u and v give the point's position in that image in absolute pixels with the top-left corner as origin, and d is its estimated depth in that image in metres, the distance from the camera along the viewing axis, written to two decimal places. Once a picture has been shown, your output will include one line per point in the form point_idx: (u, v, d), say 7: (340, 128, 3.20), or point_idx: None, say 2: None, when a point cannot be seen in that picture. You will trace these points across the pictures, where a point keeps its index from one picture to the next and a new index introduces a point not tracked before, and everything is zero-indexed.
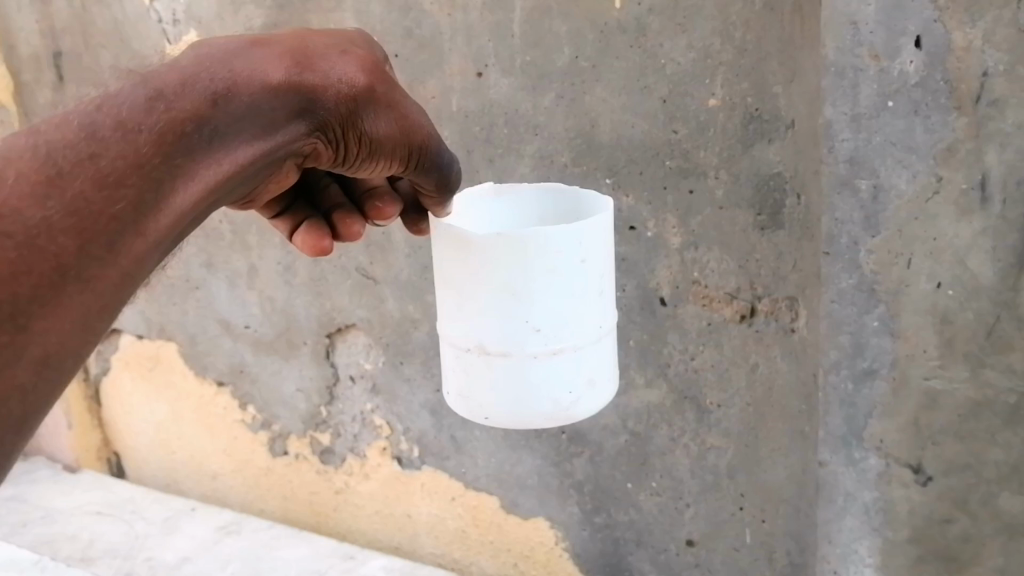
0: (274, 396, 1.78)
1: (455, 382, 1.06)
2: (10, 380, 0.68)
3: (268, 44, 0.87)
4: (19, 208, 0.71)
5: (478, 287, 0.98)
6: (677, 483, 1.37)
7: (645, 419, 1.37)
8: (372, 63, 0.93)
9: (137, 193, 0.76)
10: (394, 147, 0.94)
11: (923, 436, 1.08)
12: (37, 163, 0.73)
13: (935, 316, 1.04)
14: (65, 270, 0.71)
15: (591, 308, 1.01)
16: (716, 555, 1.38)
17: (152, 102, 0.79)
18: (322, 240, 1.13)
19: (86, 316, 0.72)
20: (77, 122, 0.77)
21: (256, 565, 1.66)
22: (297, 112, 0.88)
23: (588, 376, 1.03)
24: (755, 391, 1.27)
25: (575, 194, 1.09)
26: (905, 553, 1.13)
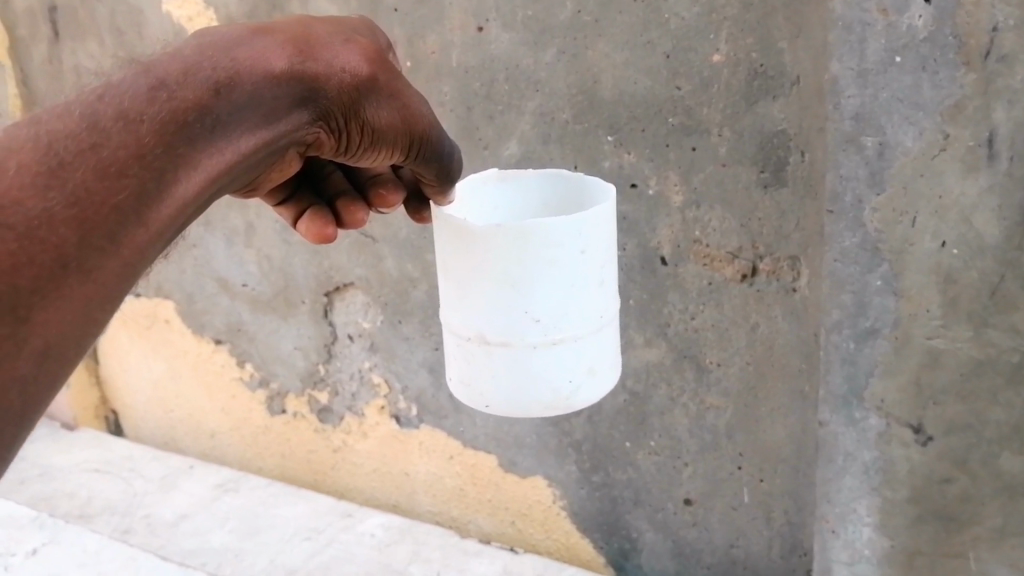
0: (272, 354, 1.77)
1: (455, 370, 1.05)
2: (11, 370, 0.66)
3: (270, 31, 0.84)
4: (20, 199, 0.69)
5: (477, 277, 0.96)
6: (675, 442, 1.37)
7: (645, 379, 1.36)
8: (375, 52, 0.90)
9: (140, 184, 0.73)
10: (396, 136, 0.91)
11: (924, 396, 1.07)
12: (38, 153, 0.71)
13: (939, 275, 1.02)
14: (67, 262, 0.69)
15: (591, 298, 0.99)
16: (713, 514, 1.38)
17: (154, 91, 0.76)
18: (326, 229, 1.10)
19: (88, 308, 0.71)
20: (79, 111, 0.74)
21: (254, 522, 1.67)
22: (299, 100, 0.85)
23: (589, 366, 1.01)
24: (755, 350, 1.26)
25: (581, 179, 1.05)
26: (904, 513, 1.12)
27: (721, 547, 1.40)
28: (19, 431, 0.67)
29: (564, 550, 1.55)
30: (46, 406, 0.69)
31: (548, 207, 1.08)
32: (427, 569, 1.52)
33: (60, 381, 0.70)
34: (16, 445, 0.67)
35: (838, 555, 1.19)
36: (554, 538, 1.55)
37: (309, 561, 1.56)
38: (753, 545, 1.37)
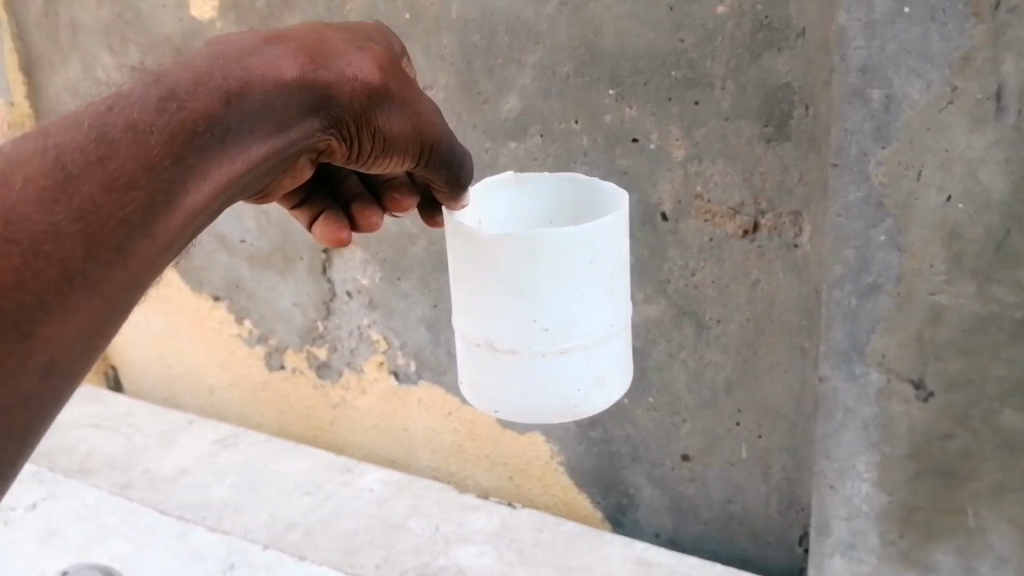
0: (270, 310, 1.76)
1: (466, 374, 1.04)
2: (14, 387, 0.64)
3: (283, 39, 0.82)
4: (25, 215, 0.66)
5: (487, 284, 0.95)
6: (674, 399, 1.37)
7: (644, 336, 1.35)
8: (387, 60, 0.88)
9: (148, 196, 0.71)
10: (407, 143, 0.89)
11: (926, 352, 1.06)
12: (45, 168, 0.68)
13: (944, 230, 1.00)
14: (72, 276, 0.67)
15: (602, 308, 0.97)
16: (710, 469, 1.38)
17: (164, 102, 0.74)
18: (341, 232, 1.10)
19: (94, 322, 0.68)
20: (87, 124, 0.72)
21: (253, 476, 1.67)
22: (311, 108, 0.82)
23: (598, 374, 1.00)
24: (755, 307, 1.24)
25: (595, 180, 1.04)
26: (903, 468, 1.12)
27: (718, 502, 1.40)
28: (24, 443, 0.66)
29: (562, 505, 1.56)
30: (52, 418, 0.67)
31: (563, 209, 1.06)
32: (426, 523, 1.50)
33: (66, 392, 0.68)
34: (20, 459, 0.66)
35: (836, 510, 1.20)
36: (552, 493, 1.56)
37: (309, 514, 1.55)
38: (750, 501, 1.37)
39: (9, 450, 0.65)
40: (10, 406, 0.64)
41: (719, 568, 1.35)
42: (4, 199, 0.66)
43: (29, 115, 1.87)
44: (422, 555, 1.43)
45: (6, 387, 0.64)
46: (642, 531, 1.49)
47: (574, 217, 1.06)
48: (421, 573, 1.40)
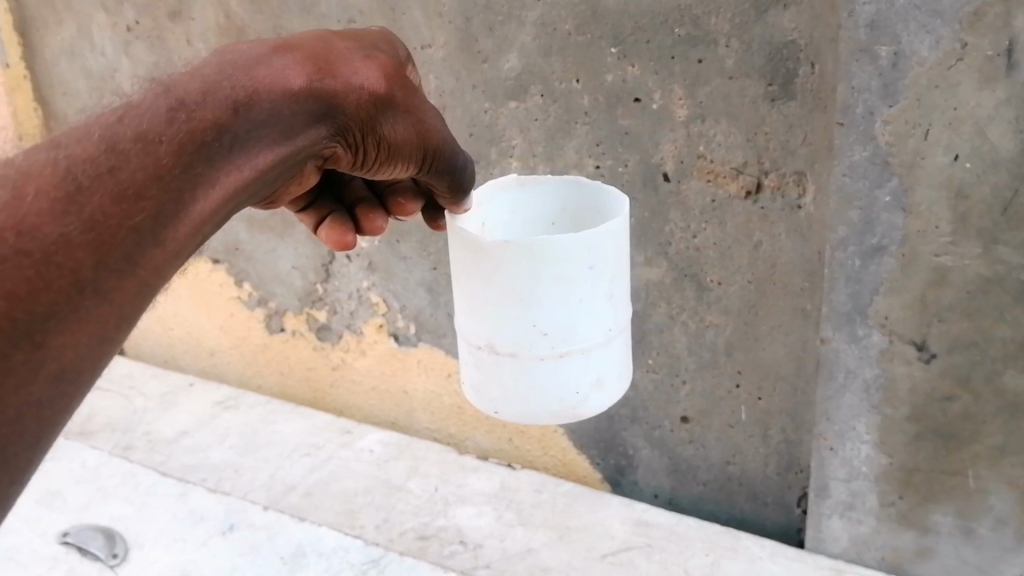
0: (269, 273, 1.75)
1: (466, 374, 1.04)
2: (24, 396, 0.62)
3: (290, 47, 0.81)
4: (37, 226, 0.64)
5: (486, 287, 0.94)
6: (674, 360, 1.36)
7: (644, 298, 1.34)
8: (392, 69, 0.88)
9: (158, 206, 0.69)
10: (411, 151, 0.89)
11: (929, 313, 1.05)
12: (55, 178, 0.66)
13: (950, 190, 0.98)
14: (82, 286, 0.65)
15: (600, 313, 0.96)
16: (709, 431, 1.38)
17: (173, 111, 0.72)
18: (345, 236, 1.09)
19: (103, 331, 0.66)
20: (97, 134, 0.70)
21: (254, 438, 1.67)
22: (318, 116, 0.82)
23: (597, 377, 0.99)
24: (757, 269, 1.23)
25: (599, 184, 1.02)
26: (904, 431, 1.12)
27: (717, 464, 1.40)
28: (33, 452, 0.63)
29: (561, 466, 1.56)
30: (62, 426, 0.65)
31: (567, 212, 1.04)
32: (426, 484, 1.51)
33: (74, 400, 0.66)
34: (27, 471, 0.64)
35: (835, 472, 1.20)
36: (552, 455, 1.56)
37: (309, 476, 1.55)
38: (749, 463, 1.37)
39: (17, 460, 0.62)
40: (19, 415, 0.62)
41: (716, 528, 1.34)
42: (14, 211, 0.64)
43: (25, 76, 1.83)
44: (422, 515, 1.44)
45: (16, 396, 0.62)
46: (640, 492, 1.50)
47: (580, 220, 1.04)
48: (421, 532, 1.40)
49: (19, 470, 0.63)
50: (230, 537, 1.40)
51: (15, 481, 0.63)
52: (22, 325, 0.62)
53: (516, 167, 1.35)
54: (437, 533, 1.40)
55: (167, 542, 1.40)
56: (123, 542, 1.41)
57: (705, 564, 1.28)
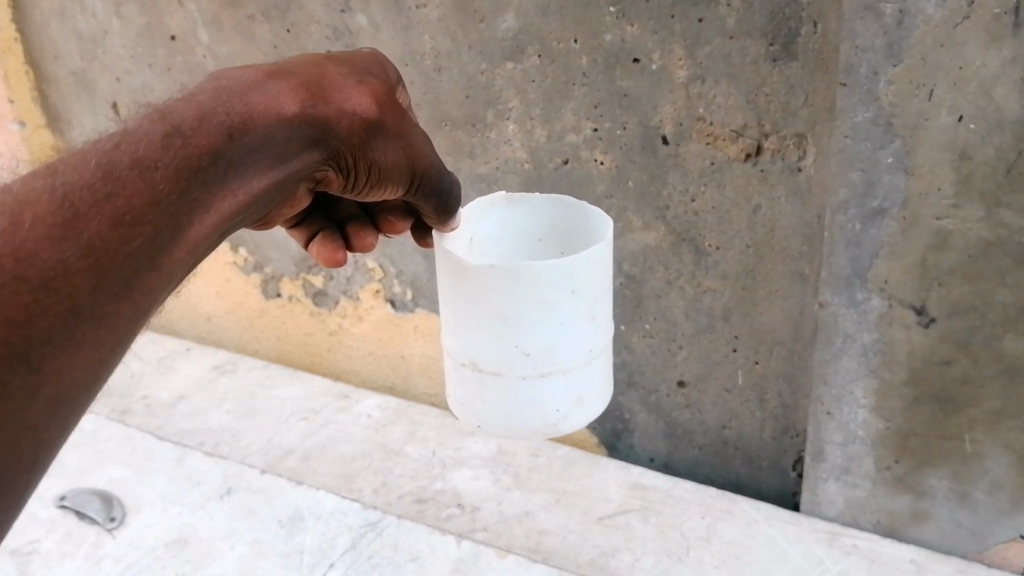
0: (265, 238, 1.73)
1: (451, 389, 1.07)
2: (22, 420, 0.63)
3: (284, 74, 0.85)
4: (36, 251, 0.66)
5: (472, 307, 0.97)
6: (671, 325, 1.35)
7: (642, 262, 1.32)
8: (383, 94, 0.91)
9: (154, 230, 0.72)
10: (402, 174, 0.91)
11: (929, 277, 1.04)
12: (53, 205, 0.69)
13: (953, 151, 0.97)
14: (80, 310, 0.67)
15: (580, 334, 0.99)
16: (706, 396, 1.38)
17: (169, 138, 0.76)
18: (336, 253, 1.09)
19: (99, 353, 0.68)
20: (94, 161, 0.73)
21: (251, 402, 1.67)
22: (310, 141, 0.85)
23: (577, 395, 1.02)
24: (756, 233, 1.22)
25: (586, 205, 1.03)
26: (901, 394, 1.12)
27: (713, 428, 1.40)
28: (31, 473, 0.64)
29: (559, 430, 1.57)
30: (60, 447, 0.66)
31: (555, 230, 1.06)
32: (423, 448, 1.51)
33: (72, 420, 0.66)
34: (24, 493, 0.64)
35: (832, 436, 1.20)
36: None
37: (307, 440, 1.55)
38: (745, 427, 1.37)
39: (15, 483, 0.63)
40: (17, 438, 0.63)
41: (712, 491, 1.35)
42: (14, 237, 0.66)
43: (16, 39, 1.80)
44: (419, 479, 1.44)
45: (15, 419, 0.62)
46: (637, 455, 1.50)
47: (567, 239, 1.06)
48: (419, 496, 1.40)
49: (17, 492, 0.63)
50: (227, 501, 1.40)
51: (15, 502, 0.63)
52: (21, 350, 0.63)
53: (514, 130, 1.33)
54: (434, 496, 1.40)
55: (164, 506, 1.40)
56: (121, 505, 1.41)
57: (701, 527, 1.28)
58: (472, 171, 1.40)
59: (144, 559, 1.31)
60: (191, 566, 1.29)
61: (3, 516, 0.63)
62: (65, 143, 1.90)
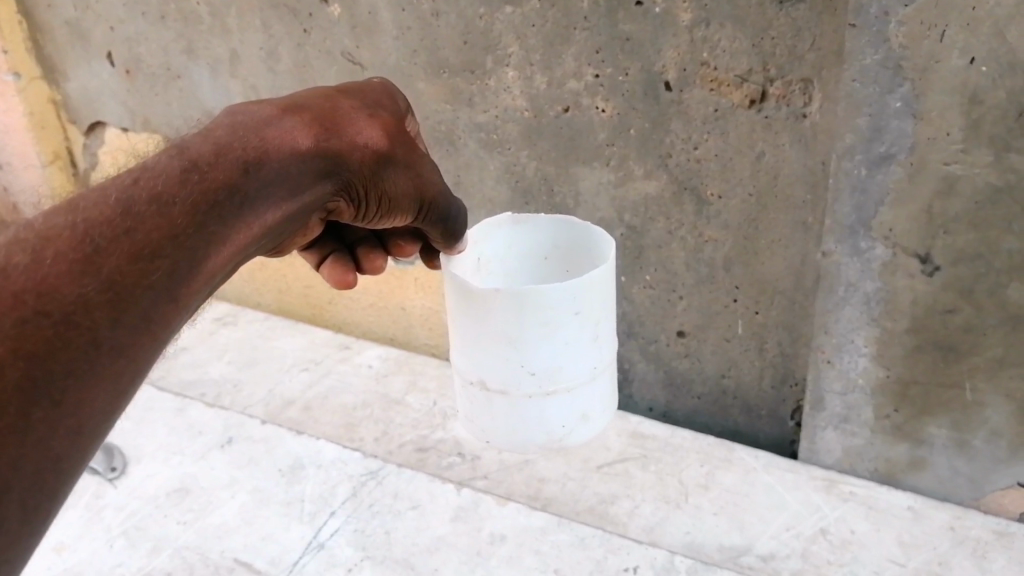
0: None
1: (461, 402, 1.14)
2: (45, 450, 0.60)
3: (298, 110, 0.87)
4: (55, 287, 0.64)
5: (478, 327, 1.02)
6: (671, 276, 1.34)
7: (643, 212, 1.30)
8: (393, 125, 0.94)
9: (173, 263, 0.71)
10: (411, 203, 0.95)
11: (935, 225, 1.02)
12: (73, 241, 0.67)
13: (964, 95, 0.94)
14: (100, 342, 0.65)
15: (586, 351, 1.03)
16: (706, 346, 1.37)
17: (186, 173, 0.76)
18: (347, 275, 1.11)
19: (119, 385, 0.66)
20: (113, 197, 0.71)
21: (252, 353, 1.67)
22: (323, 173, 0.87)
23: (583, 412, 1.08)
24: (759, 181, 1.19)
25: (587, 225, 1.08)
26: (902, 344, 1.11)
27: (712, 377, 1.40)
28: (51, 506, 0.61)
29: None
30: (79, 475, 0.63)
31: (559, 248, 1.12)
32: (424, 398, 1.51)
33: (91, 448, 0.64)
34: (44, 524, 0.61)
35: (832, 385, 1.20)
36: None
37: (308, 390, 1.55)
38: (744, 377, 1.37)
39: (38, 516, 0.60)
40: (37, 469, 0.60)
41: (711, 440, 1.35)
42: (34, 273, 0.63)
43: None
44: (420, 428, 1.44)
45: (37, 450, 0.60)
46: (636, 405, 1.50)
47: (569, 255, 1.12)
48: (420, 445, 1.41)
49: (39, 524, 0.60)
50: (227, 450, 1.41)
51: (38, 534, 0.60)
52: (40, 384, 0.61)
53: (514, 76, 1.30)
54: (435, 445, 1.40)
55: (165, 456, 1.41)
56: (121, 455, 1.41)
57: (699, 475, 1.28)
58: (470, 119, 1.37)
59: (145, 507, 1.32)
60: (193, 514, 1.30)
61: (26, 547, 0.60)
62: (61, 95, 1.87)
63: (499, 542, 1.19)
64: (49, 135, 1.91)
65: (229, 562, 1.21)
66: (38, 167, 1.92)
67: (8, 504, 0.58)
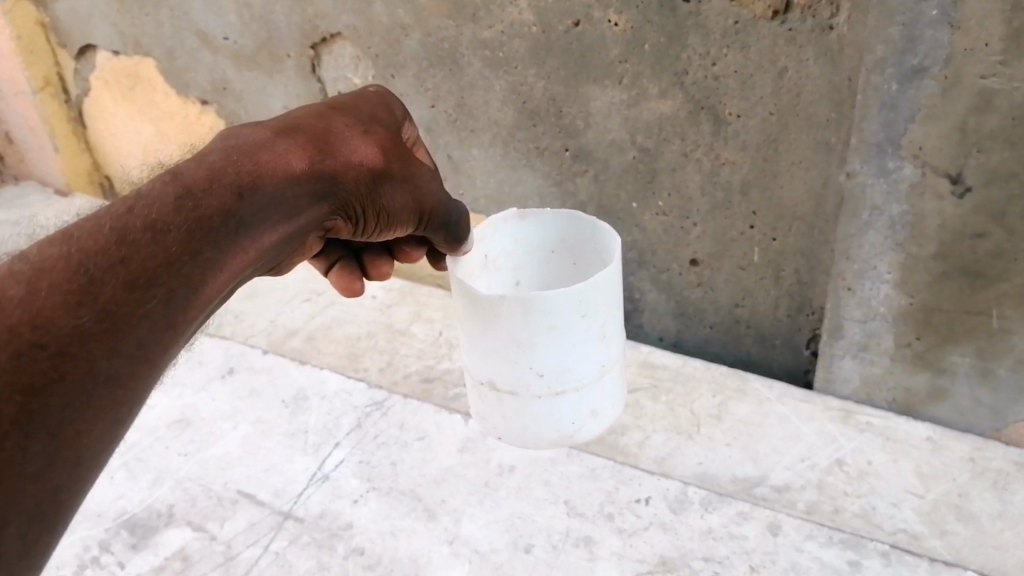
0: (261, 114, 1.65)
1: (473, 403, 1.15)
2: (41, 483, 0.59)
3: (291, 133, 0.84)
4: (51, 319, 0.62)
5: (488, 337, 1.03)
6: (685, 201, 1.28)
7: (657, 133, 1.24)
8: (387, 141, 0.91)
9: (168, 291, 0.69)
10: (408, 216, 0.92)
11: (968, 143, 0.97)
12: (67, 271, 0.64)
13: (1007, 2, 0.87)
14: (98, 373, 0.63)
15: (595, 355, 1.05)
16: (719, 274, 1.33)
17: (181, 199, 0.73)
18: (354, 283, 1.09)
19: (117, 414, 0.63)
20: (108, 225, 0.68)
21: (252, 284, 1.64)
22: (319, 195, 0.84)
23: (592, 408, 1.09)
24: (780, 99, 1.13)
25: (594, 219, 1.10)
26: (927, 270, 1.07)
27: (725, 306, 1.36)
28: (51, 536, 0.60)
29: None
30: (80, 502, 0.62)
31: (566, 243, 1.14)
32: (429, 329, 1.48)
33: (91, 477, 0.62)
34: (44, 557, 0.60)
35: (852, 313, 1.16)
36: None
37: (310, 320, 1.52)
38: (759, 305, 1.32)
39: (36, 547, 0.59)
40: (37, 502, 0.58)
41: (724, 370, 1.31)
42: (28, 305, 0.61)
43: None
44: (425, 358, 1.41)
45: (35, 482, 0.58)
46: (645, 335, 1.47)
47: (576, 250, 1.14)
48: (426, 375, 1.37)
49: (39, 553, 0.59)
50: (229, 381, 1.39)
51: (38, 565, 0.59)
52: (37, 419, 0.59)
53: None
54: (441, 376, 1.37)
55: (165, 388, 1.39)
56: None
57: (711, 405, 1.26)
58: (475, 37, 1.30)
59: (146, 440, 1.30)
60: (195, 446, 1.28)
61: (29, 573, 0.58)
62: (49, 17, 1.79)
63: (508, 473, 1.18)
64: (39, 59, 1.83)
65: (233, 494, 1.20)
66: (29, 94, 1.86)
67: (7, 537, 0.57)
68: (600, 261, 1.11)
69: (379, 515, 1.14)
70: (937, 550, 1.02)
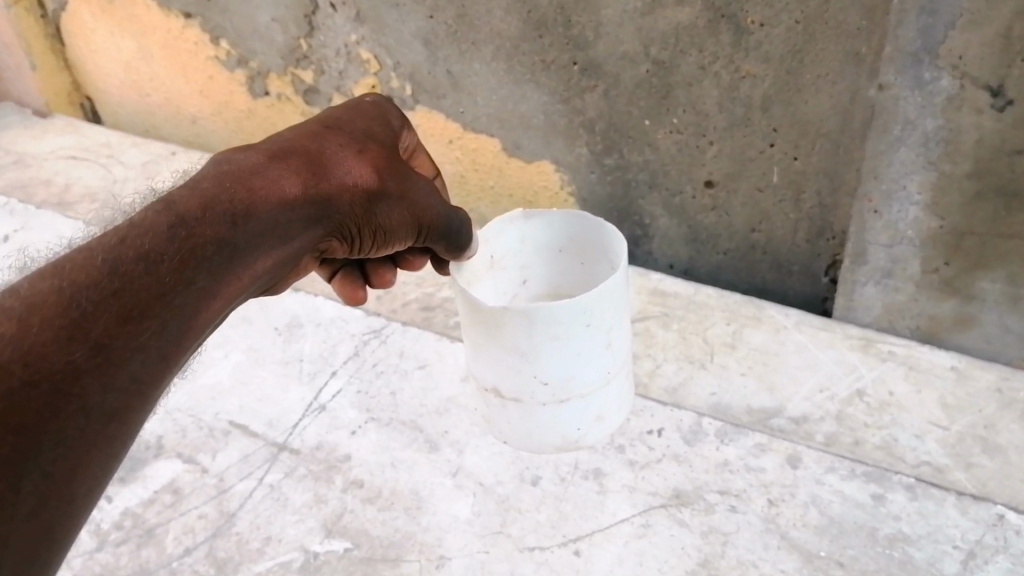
0: (247, 27, 1.55)
1: (477, 405, 1.08)
2: (36, 523, 0.57)
3: (286, 154, 0.77)
4: (42, 355, 0.58)
5: (490, 343, 0.96)
6: (702, 119, 1.20)
7: (672, 45, 1.15)
8: (386, 158, 0.84)
9: (162, 324, 0.65)
10: (408, 232, 0.85)
11: (1013, 51, 0.89)
12: (59, 306, 0.60)
13: None
14: (91, 410, 0.60)
15: (600, 364, 0.98)
16: (736, 198, 1.26)
17: (173, 229, 0.67)
18: (357, 292, 1.02)
19: (110, 450, 0.61)
20: (98, 256, 0.63)
21: None
22: (315, 218, 0.78)
23: (598, 413, 1.02)
24: (808, 5, 1.04)
25: (604, 221, 1.01)
26: (961, 190, 1.00)
27: (740, 232, 1.30)
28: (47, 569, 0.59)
29: None
30: (75, 535, 0.61)
31: (573, 243, 1.05)
32: None
33: (84, 510, 0.61)
34: None
35: (877, 237, 1.10)
36: None
37: None
38: (776, 230, 1.26)
39: None
40: (29, 542, 0.57)
41: (738, 297, 1.26)
42: (20, 341, 0.57)
43: None
44: (425, 286, 1.35)
45: (26, 524, 0.56)
46: (655, 262, 1.42)
47: (584, 251, 1.05)
48: (426, 303, 1.31)
49: None
50: None
51: None
52: (31, 459, 0.57)
53: None
54: (442, 304, 1.31)
55: None
56: None
57: (725, 333, 1.21)
58: None
59: None
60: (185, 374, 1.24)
61: None
62: None
63: None
64: None
65: (225, 424, 1.16)
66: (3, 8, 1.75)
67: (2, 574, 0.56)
68: (610, 265, 1.02)
69: (378, 446, 1.10)
70: (962, 484, 0.99)
